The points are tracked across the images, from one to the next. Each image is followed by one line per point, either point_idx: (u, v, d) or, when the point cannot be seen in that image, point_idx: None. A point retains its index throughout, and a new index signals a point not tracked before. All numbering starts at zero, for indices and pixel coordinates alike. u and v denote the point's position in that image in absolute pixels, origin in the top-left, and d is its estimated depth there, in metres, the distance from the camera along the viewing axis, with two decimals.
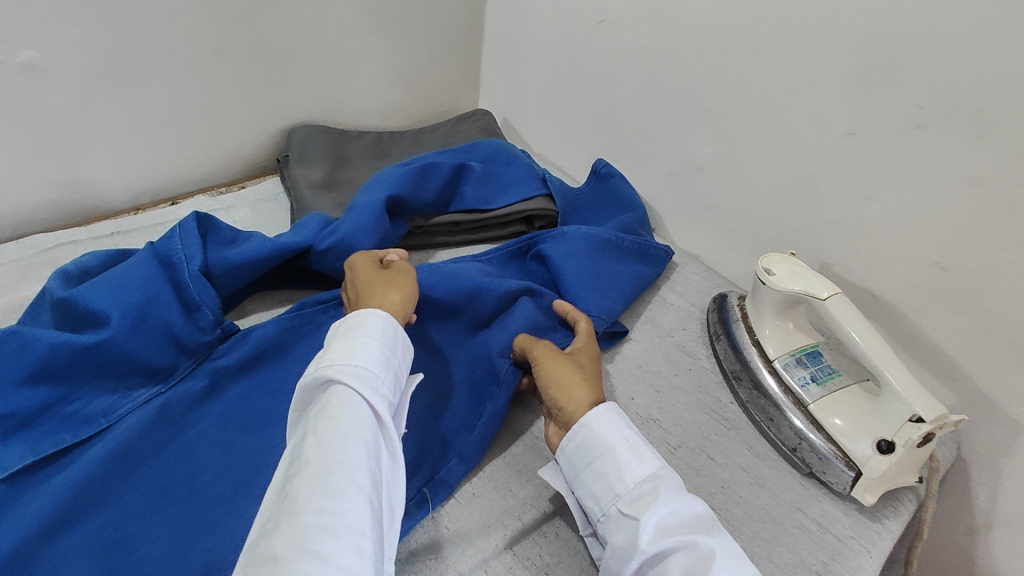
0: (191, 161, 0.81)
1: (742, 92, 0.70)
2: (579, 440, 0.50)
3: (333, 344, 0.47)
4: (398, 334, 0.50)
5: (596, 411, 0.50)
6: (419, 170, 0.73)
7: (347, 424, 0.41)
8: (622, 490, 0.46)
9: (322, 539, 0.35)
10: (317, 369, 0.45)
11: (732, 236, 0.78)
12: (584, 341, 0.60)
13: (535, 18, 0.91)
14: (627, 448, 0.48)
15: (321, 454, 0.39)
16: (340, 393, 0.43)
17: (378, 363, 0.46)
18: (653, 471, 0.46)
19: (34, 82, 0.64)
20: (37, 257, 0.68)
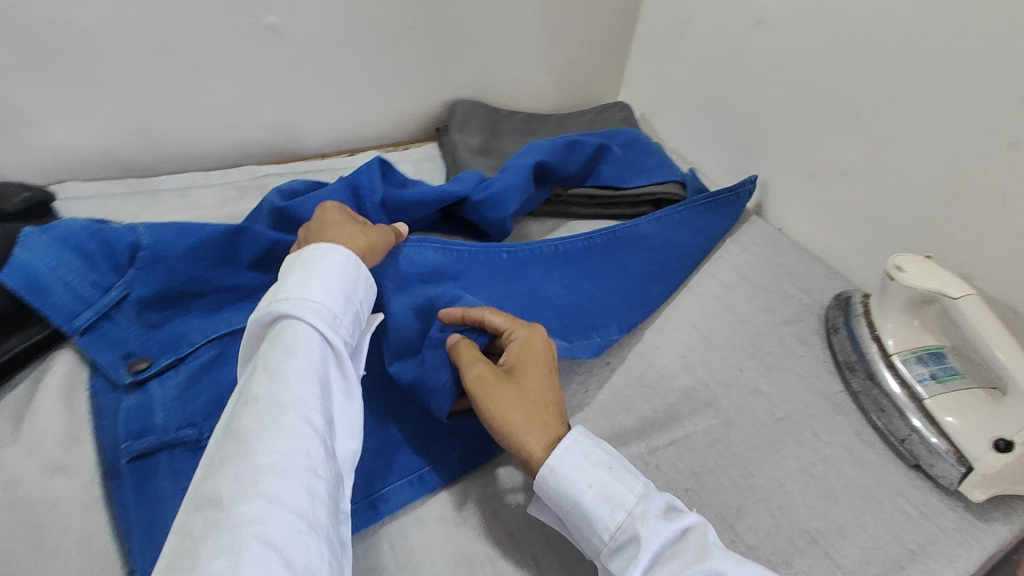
0: (371, 121, 0.94)
1: (897, 96, 0.71)
2: (547, 498, 0.49)
3: (286, 281, 0.48)
4: (357, 270, 0.52)
5: (552, 463, 0.48)
6: (566, 144, 0.81)
7: (299, 359, 0.43)
8: (604, 540, 0.46)
9: (269, 471, 0.37)
10: (268, 306, 0.47)
11: (863, 241, 0.79)
12: (517, 349, 0.56)
13: (690, 18, 0.96)
14: (592, 494, 0.47)
15: (272, 387, 0.41)
16: (294, 331, 0.45)
17: (332, 299, 0.48)
18: (626, 511, 0.46)
19: (274, 40, 0.80)
20: (251, 182, 0.84)
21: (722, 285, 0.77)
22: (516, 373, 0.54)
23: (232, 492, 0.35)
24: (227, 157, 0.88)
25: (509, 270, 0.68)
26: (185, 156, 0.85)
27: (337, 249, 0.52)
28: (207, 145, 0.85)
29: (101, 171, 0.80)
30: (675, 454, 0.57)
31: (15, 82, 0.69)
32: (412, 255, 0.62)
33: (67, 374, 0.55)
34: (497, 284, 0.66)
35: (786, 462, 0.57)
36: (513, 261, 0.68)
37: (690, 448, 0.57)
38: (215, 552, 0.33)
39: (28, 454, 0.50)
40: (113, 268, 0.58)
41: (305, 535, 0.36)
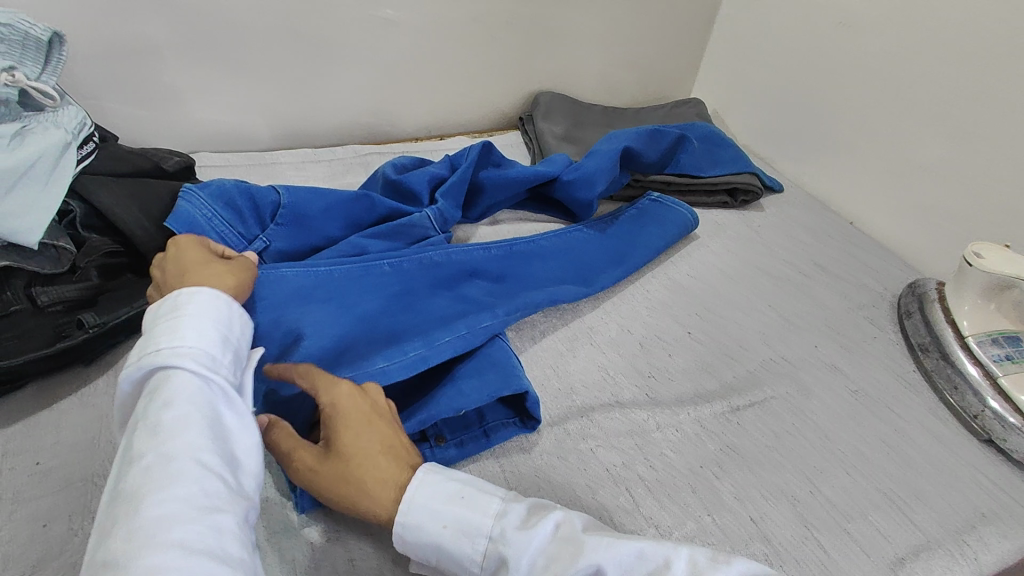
0: (461, 108, 1.02)
1: (986, 95, 0.75)
2: (411, 554, 0.44)
3: (155, 331, 0.42)
4: (225, 303, 0.45)
5: (400, 518, 0.43)
6: (650, 134, 0.87)
7: (176, 408, 0.38)
8: (476, 573, 0.43)
9: (162, 526, 0.33)
10: (139, 359, 0.41)
11: (941, 237, 0.82)
12: (338, 399, 0.46)
13: (771, 19, 1.00)
14: (451, 533, 0.43)
15: (154, 445, 0.37)
16: (171, 382, 0.39)
17: (216, 334, 0.43)
18: (487, 536, 0.43)
19: (388, 30, 0.88)
20: (355, 159, 0.92)
21: (796, 270, 0.81)
22: (339, 425, 0.45)
23: (128, 555, 0.32)
24: (333, 137, 0.96)
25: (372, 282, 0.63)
26: (298, 134, 0.94)
27: (200, 293, 0.44)
28: (318, 124, 0.94)
29: (226, 144, 0.90)
30: (756, 414, 0.61)
31: (171, 60, 0.79)
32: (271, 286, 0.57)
33: None
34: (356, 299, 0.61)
35: (862, 430, 0.61)
36: (370, 278, 0.63)
37: (772, 410, 0.61)
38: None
39: None
40: (256, 222, 0.66)
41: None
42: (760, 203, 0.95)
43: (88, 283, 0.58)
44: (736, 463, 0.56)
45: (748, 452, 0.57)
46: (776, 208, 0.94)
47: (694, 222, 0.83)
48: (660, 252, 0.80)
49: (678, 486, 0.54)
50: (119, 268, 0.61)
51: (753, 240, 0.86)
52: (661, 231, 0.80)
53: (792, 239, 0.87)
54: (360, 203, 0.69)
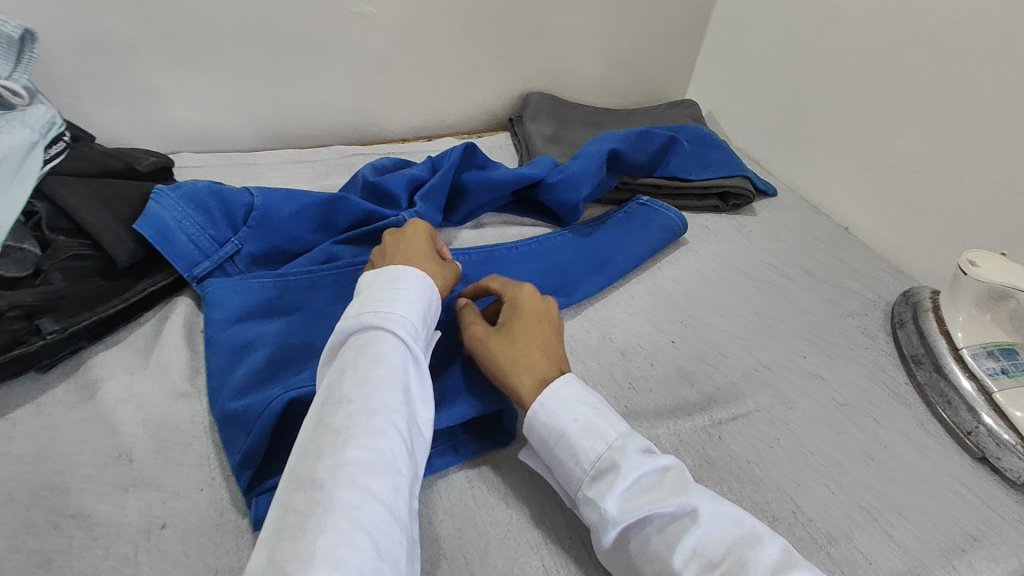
0: (448, 108, 1.00)
1: (974, 91, 0.71)
2: (533, 435, 0.49)
3: (372, 298, 0.50)
4: (427, 291, 0.54)
5: (543, 398, 0.49)
6: (637, 134, 0.85)
7: (384, 368, 0.46)
8: (582, 470, 0.46)
9: (360, 467, 0.40)
10: (357, 316, 0.49)
11: (930, 239, 0.78)
12: (524, 301, 0.57)
13: (762, 18, 0.98)
14: (578, 426, 0.47)
15: (362, 394, 0.43)
16: (378, 341, 0.47)
17: (417, 315, 0.51)
18: (608, 444, 0.46)
19: (368, 28, 0.86)
20: (339, 160, 0.91)
21: (785, 276, 0.79)
22: (517, 322, 0.55)
23: (335, 481, 0.39)
24: (316, 138, 0.95)
25: (341, 291, 0.62)
26: (281, 134, 0.92)
27: (411, 271, 0.53)
28: (301, 124, 0.92)
29: (208, 145, 0.89)
30: (737, 427, 0.58)
31: (146, 57, 0.78)
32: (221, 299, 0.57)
33: (188, 316, 0.62)
34: (324, 309, 0.60)
35: (846, 443, 0.58)
36: (340, 286, 0.62)
37: (753, 422, 0.59)
38: (321, 530, 0.36)
39: (156, 380, 0.56)
40: (227, 224, 0.65)
41: (394, 528, 0.39)
42: (752, 206, 0.92)
43: (47, 287, 0.55)
44: (713, 479, 0.54)
45: (724, 467, 0.55)
46: (768, 212, 0.91)
47: (684, 226, 0.81)
48: (644, 259, 0.77)
49: None
50: (84, 271, 0.58)
51: (742, 244, 0.84)
52: (646, 237, 0.79)
53: (783, 243, 0.85)
54: (335, 204, 0.68)
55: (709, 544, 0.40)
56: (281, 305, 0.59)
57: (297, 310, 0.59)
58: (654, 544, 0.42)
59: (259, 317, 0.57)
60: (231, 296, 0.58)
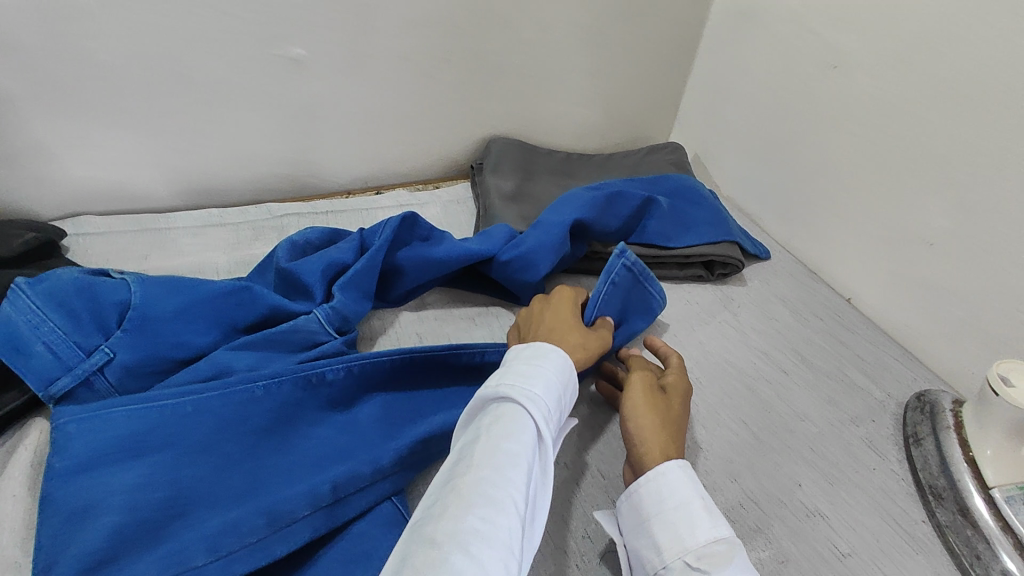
0: (399, 157, 0.88)
1: (1003, 161, 0.60)
2: (645, 490, 0.45)
3: (513, 368, 0.44)
4: (570, 373, 0.46)
5: (681, 461, 0.46)
6: (607, 196, 0.73)
7: (514, 441, 0.38)
8: (693, 546, 0.42)
9: (479, 540, 0.32)
10: (495, 384, 0.43)
11: (952, 327, 0.67)
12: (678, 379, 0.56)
13: (754, 57, 0.86)
14: (704, 505, 0.43)
15: (492, 464, 0.37)
16: (513, 412, 0.40)
17: (554, 397, 0.43)
18: (731, 535, 0.42)
19: (298, 74, 0.75)
20: (268, 222, 0.79)
21: (778, 368, 0.67)
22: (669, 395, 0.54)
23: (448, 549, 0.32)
24: (246, 194, 0.83)
25: (235, 415, 0.49)
26: (204, 191, 0.80)
27: (558, 352, 0.46)
28: (227, 179, 0.81)
29: (115, 205, 0.77)
30: None
31: (28, 113, 0.66)
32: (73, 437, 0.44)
33: (38, 449, 0.50)
34: (209, 441, 0.47)
35: None
36: (232, 408, 0.49)
37: None
38: None
39: None
40: (97, 327, 0.52)
41: None
42: (741, 274, 0.81)
43: None
44: None
45: None
46: (759, 281, 0.80)
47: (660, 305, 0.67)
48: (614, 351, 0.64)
49: None
50: None
51: (729, 326, 0.73)
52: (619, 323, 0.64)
53: (776, 323, 0.74)
54: (236, 298, 0.58)
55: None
56: (153, 439, 0.46)
57: (176, 444, 0.46)
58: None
59: (118, 460, 0.44)
60: (86, 432, 0.45)
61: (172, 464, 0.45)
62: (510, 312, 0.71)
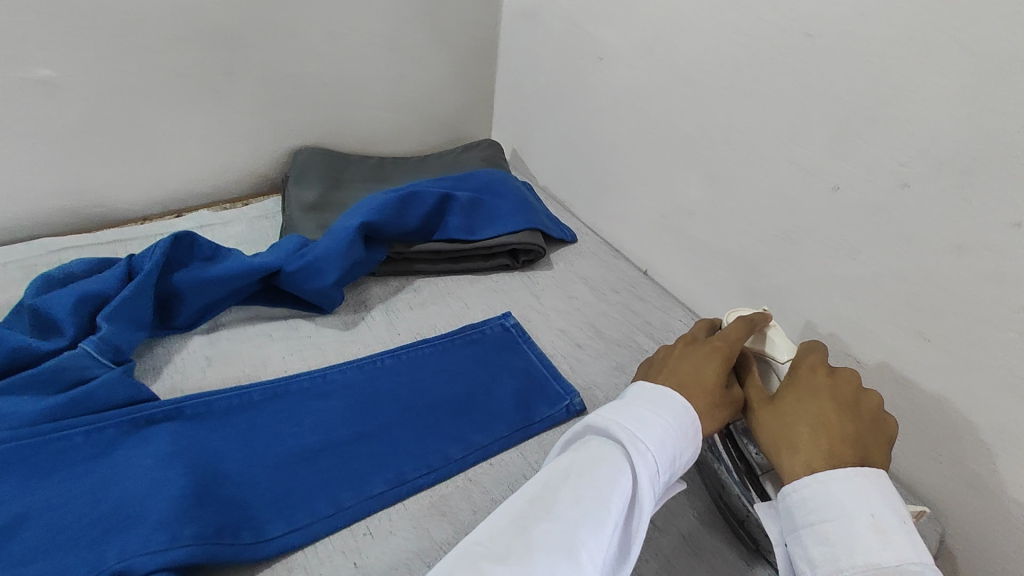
0: (197, 177, 0.85)
1: (727, 135, 0.67)
2: (850, 503, 0.40)
3: (636, 410, 0.44)
4: (696, 431, 0.45)
5: (852, 470, 0.41)
6: (401, 197, 0.74)
7: (607, 496, 0.39)
8: (852, 568, 0.38)
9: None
10: (608, 420, 0.43)
11: (717, 285, 0.74)
12: (810, 370, 0.49)
13: (541, 53, 0.91)
14: (871, 525, 0.38)
15: (573, 520, 0.38)
16: (615, 460, 0.41)
17: (670, 451, 0.42)
18: (900, 563, 0.37)
19: (54, 98, 0.69)
20: (40, 260, 0.73)
21: (573, 343, 0.72)
22: (791, 383, 0.48)
23: None
24: (17, 232, 0.76)
25: (49, 463, 0.49)
26: None
27: (687, 406, 0.45)
28: None
29: None
30: None
31: None
32: None
33: None
34: (11, 494, 0.46)
35: None
36: (45, 459, 0.49)
37: None
38: None
39: None
40: None
41: None
42: (547, 259, 0.85)
43: None
44: None
45: None
46: (564, 263, 0.85)
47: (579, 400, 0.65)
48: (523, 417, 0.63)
49: None
50: None
51: (532, 308, 0.76)
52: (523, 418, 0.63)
53: (576, 301, 0.78)
54: None
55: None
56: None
57: None
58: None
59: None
60: None
61: None
62: (313, 321, 0.70)
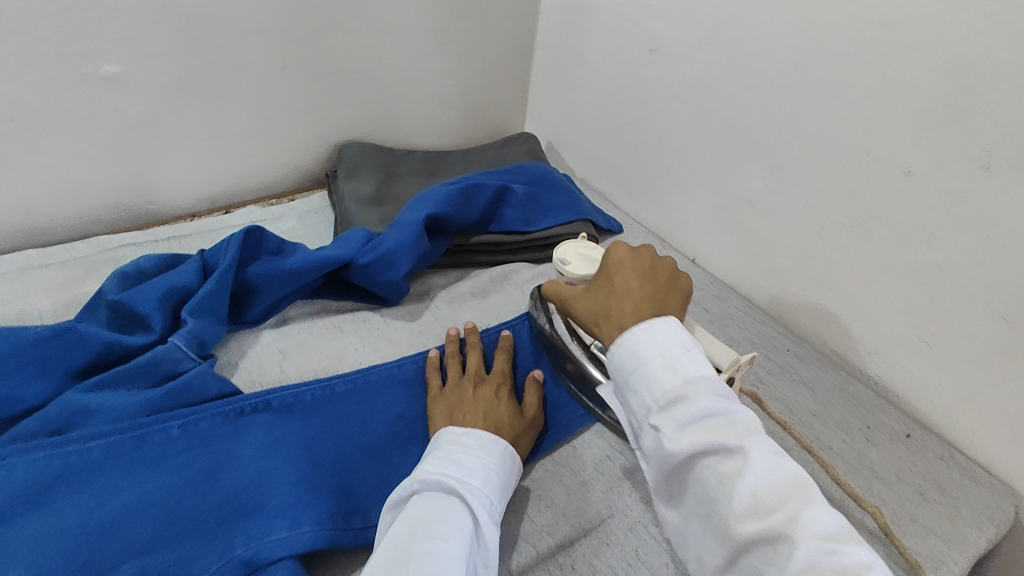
0: (246, 173, 0.85)
1: (793, 123, 0.68)
2: (631, 351, 0.44)
3: (453, 459, 0.48)
4: (509, 464, 0.51)
5: (641, 324, 0.45)
6: (463, 189, 0.75)
7: (451, 542, 0.42)
8: (652, 399, 0.43)
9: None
10: (432, 472, 0.47)
11: (775, 272, 0.75)
12: (632, 258, 0.53)
13: (587, 46, 0.92)
14: (661, 361, 0.43)
15: (427, 566, 0.40)
16: (453, 508, 0.45)
17: (486, 489, 0.47)
18: (688, 379, 0.42)
19: (114, 93, 0.69)
20: (101, 256, 0.73)
21: None
22: (606, 265, 0.54)
23: None
24: (73, 228, 0.76)
25: (151, 456, 0.49)
26: (16, 230, 0.72)
27: (490, 441, 0.51)
28: (45, 216, 0.73)
29: None
30: (592, 546, 0.51)
31: None
32: None
33: None
34: (122, 488, 0.47)
35: None
36: (145, 453, 0.49)
37: (612, 536, 0.52)
38: None
39: None
40: None
41: None
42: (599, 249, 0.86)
43: None
44: None
45: None
46: None
47: None
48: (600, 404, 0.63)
49: None
50: None
51: None
52: None
53: None
54: (63, 340, 0.52)
55: (763, 489, 0.38)
56: (56, 489, 0.46)
57: (85, 493, 0.46)
58: (711, 489, 0.40)
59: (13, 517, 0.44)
60: None
61: (78, 520, 0.44)
62: (379, 313, 0.70)
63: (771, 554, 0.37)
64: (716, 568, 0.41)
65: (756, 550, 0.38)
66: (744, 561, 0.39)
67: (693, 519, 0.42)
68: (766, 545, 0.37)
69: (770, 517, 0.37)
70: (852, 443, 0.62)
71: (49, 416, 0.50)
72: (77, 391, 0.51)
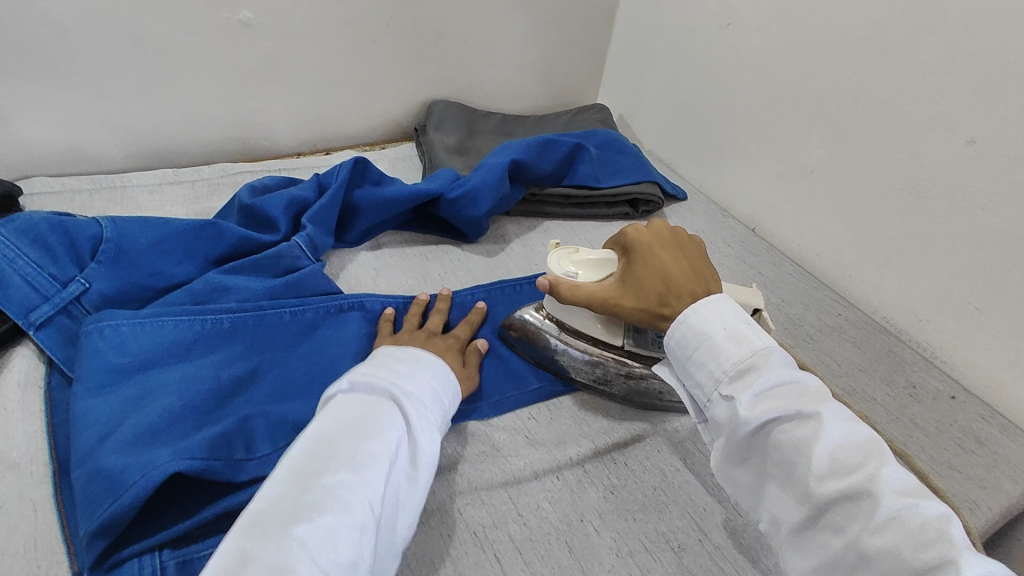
0: (345, 120, 0.94)
1: (860, 95, 0.71)
2: (691, 327, 0.48)
3: (390, 368, 0.49)
4: (445, 377, 0.53)
5: (699, 304, 0.49)
6: (541, 143, 0.81)
7: (378, 442, 0.42)
8: (721, 371, 0.46)
9: (322, 539, 0.35)
10: (368, 375, 0.47)
11: (830, 240, 0.79)
12: (649, 232, 0.57)
13: (664, 22, 0.97)
14: (726, 334, 0.47)
15: (350, 463, 0.40)
16: (386, 410, 0.45)
17: (422, 394, 0.48)
18: (755, 350, 0.45)
19: (245, 37, 0.79)
20: (223, 179, 0.84)
21: None
22: (632, 252, 0.56)
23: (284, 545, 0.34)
24: (200, 155, 0.87)
25: (266, 332, 0.58)
26: (155, 152, 0.84)
27: (431, 360, 0.52)
28: (180, 141, 0.84)
29: (70, 167, 0.79)
30: (644, 450, 0.57)
31: None
32: (110, 330, 0.52)
33: (24, 370, 0.52)
34: (244, 354, 0.56)
35: None
36: (262, 329, 0.58)
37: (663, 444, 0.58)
38: None
39: None
40: (73, 260, 0.56)
41: None
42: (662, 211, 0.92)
43: None
44: (616, 510, 0.51)
45: (631, 496, 0.53)
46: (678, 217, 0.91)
47: None
48: None
49: (552, 544, 0.48)
50: None
51: None
52: None
53: None
54: (206, 232, 0.62)
55: (837, 448, 0.39)
56: (193, 348, 0.54)
57: (216, 353, 0.55)
58: (788, 455, 0.41)
59: (161, 365, 0.53)
60: (139, 338, 0.53)
61: (212, 371, 0.53)
62: (459, 248, 0.78)
63: (853, 510, 0.38)
64: (794, 527, 0.41)
65: (838, 508, 0.38)
66: (826, 520, 0.39)
67: (769, 483, 0.43)
68: (848, 503, 0.38)
69: (849, 475, 0.38)
70: (895, 397, 0.66)
71: (191, 290, 0.59)
72: (214, 273, 0.60)
